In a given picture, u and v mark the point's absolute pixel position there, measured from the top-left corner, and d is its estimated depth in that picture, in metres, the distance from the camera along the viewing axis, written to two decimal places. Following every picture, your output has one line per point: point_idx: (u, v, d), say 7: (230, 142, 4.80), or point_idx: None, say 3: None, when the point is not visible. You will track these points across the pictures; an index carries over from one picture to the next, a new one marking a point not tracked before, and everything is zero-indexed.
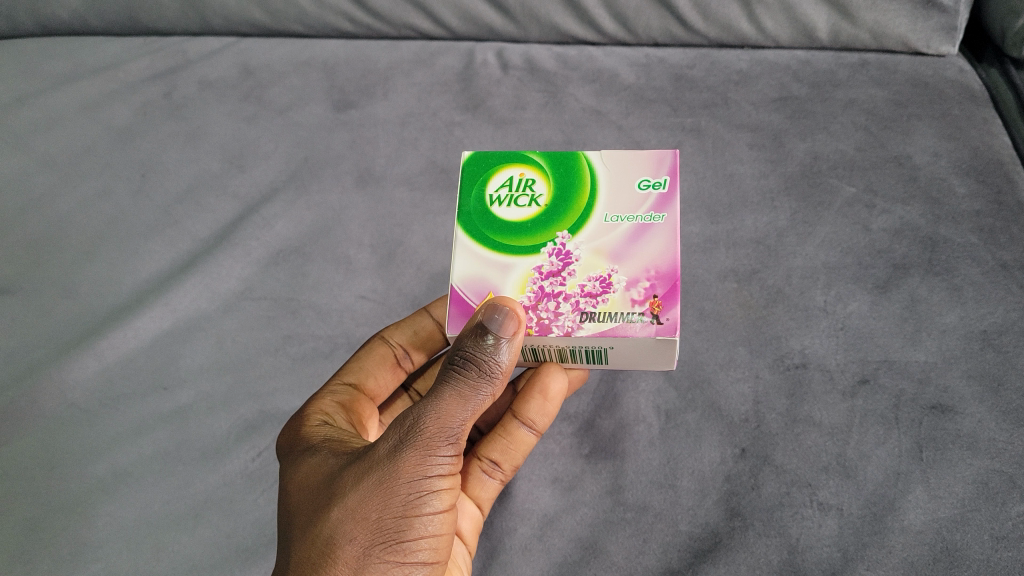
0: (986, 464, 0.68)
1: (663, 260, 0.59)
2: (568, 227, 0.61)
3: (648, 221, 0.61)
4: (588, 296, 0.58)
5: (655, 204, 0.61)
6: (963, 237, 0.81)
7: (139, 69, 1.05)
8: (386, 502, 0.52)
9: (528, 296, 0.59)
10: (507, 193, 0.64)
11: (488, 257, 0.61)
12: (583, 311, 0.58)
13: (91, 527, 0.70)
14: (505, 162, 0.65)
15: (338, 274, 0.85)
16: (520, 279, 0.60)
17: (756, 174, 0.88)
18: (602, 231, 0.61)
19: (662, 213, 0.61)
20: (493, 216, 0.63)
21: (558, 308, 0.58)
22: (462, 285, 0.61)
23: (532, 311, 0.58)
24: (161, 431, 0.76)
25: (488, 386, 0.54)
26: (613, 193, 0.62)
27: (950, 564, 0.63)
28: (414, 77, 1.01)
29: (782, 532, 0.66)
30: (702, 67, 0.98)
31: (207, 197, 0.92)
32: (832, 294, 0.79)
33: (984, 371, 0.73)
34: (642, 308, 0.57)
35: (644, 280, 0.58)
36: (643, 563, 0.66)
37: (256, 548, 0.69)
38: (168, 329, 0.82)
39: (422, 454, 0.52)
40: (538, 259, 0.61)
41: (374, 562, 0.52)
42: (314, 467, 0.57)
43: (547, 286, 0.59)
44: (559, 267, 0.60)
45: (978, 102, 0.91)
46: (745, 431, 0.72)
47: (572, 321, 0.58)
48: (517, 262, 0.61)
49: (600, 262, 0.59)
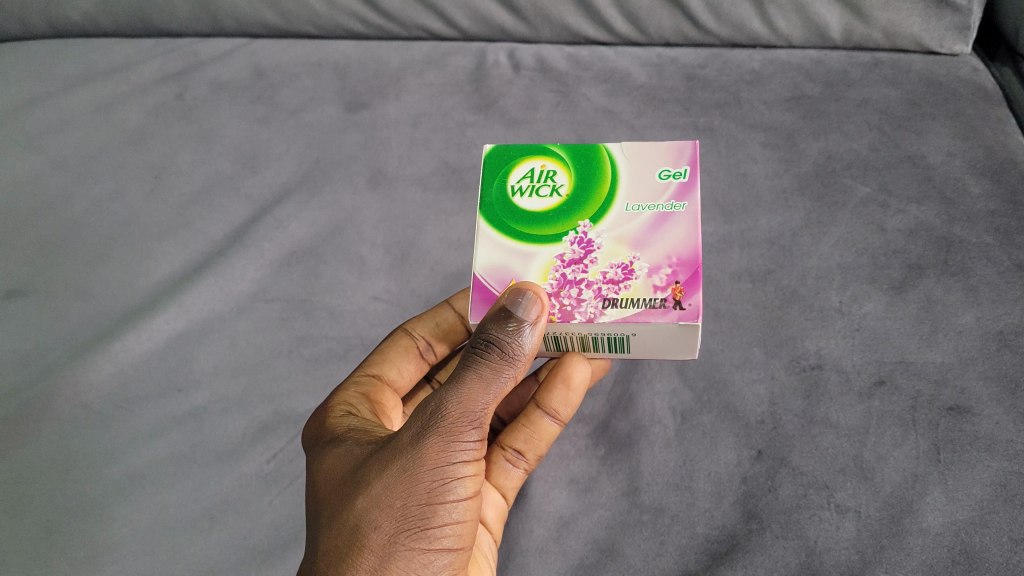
0: (1005, 465, 0.67)
1: (685, 248, 0.58)
2: (589, 216, 0.61)
3: (670, 209, 0.60)
4: (610, 283, 0.58)
5: (676, 193, 0.61)
6: (979, 237, 0.81)
7: (151, 70, 1.05)
8: (409, 491, 0.52)
9: (551, 284, 0.59)
10: (529, 183, 0.64)
11: (510, 245, 0.61)
12: (605, 298, 0.57)
13: (115, 530, 0.70)
14: (527, 154, 0.65)
15: (352, 275, 0.85)
16: (542, 266, 0.60)
17: (769, 174, 0.89)
18: (624, 220, 0.61)
19: (683, 201, 0.60)
20: (515, 207, 0.63)
21: (580, 295, 0.58)
22: (484, 273, 0.61)
23: (554, 298, 0.58)
24: (176, 432, 0.75)
25: (511, 368, 0.55)
26: (633, 182, 0.62)
27: (969, 566, 0.63)
28: (426, 77, 1.01)
29: (800, 534, 0.66)
30: (714, 66, 0.98)
31: (220, 197, 0.92)
32: (847, 294, 0.79)
33: (1001, 371, 0.72)
34: (664, 294, 0.57)
35: (666, 267, 0.58)
36: (660, 565, 0.66)
37: (274, 550, 0.68)
38: (181, 331, 0.82)
39: (446, 439, 0.52)
40: (559, 247, 0.61)
41: (400, 550, 0.52)
42: (340, 457, 0.57)
43: (569, 273, 0.59)
44: (581, 254, 0.60)
45: (992, 102, 0.92)
46: (761, 433, 0.71)
47: (594, 307, 0.57)
48: (539, 250, 0.61)
49: (621, 250, 0.59)
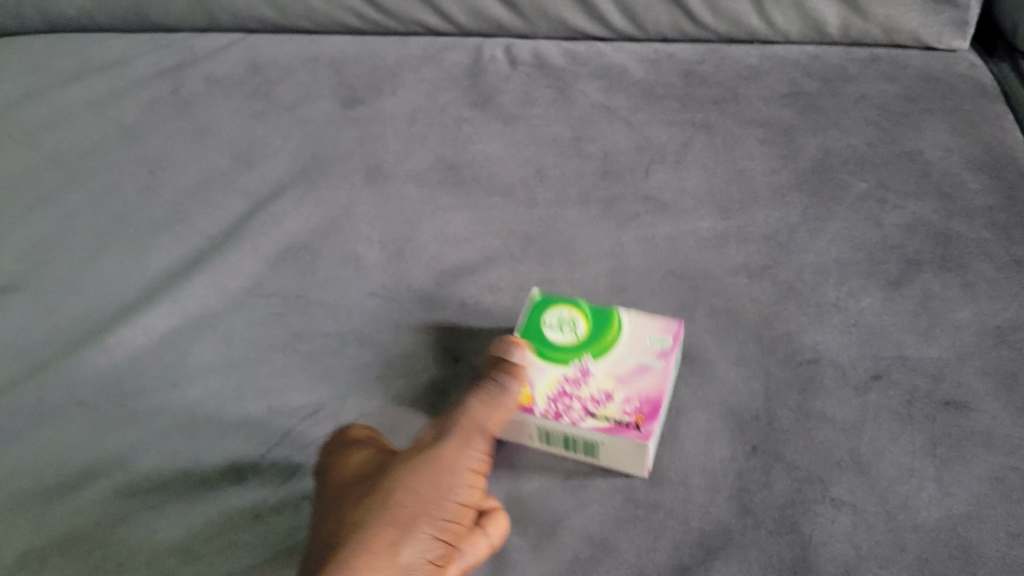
0: (1001, 460, 0.67)
1: (654, 394, 0.67)
2: (592, 353, 0.70)
3: (648, 364, 0.69)
4: (593, 401, 0.67)
5: (658, 354, 0.70)
6: (977, 232, 0.81)
7: (145, 66, 1.07)
8: (421, 486, 0.57)
9: (550, 393, 0.68)
10: (559, 324, 0.72)
11: (532, 360, 0.69)
12: (588, 411, 0.66)
13: (93, 515, 0.69)
14: (563, 301, 0.74)
15: (347, 270, 0.84)
16: (548, 380, 0.68)
17: (766, 169, 0.89)
18: (614, 362, 0.69)
19: (660, 360, 0.69)
20: (543, 334, 0.72)
21: (568, 406, 0.67)
22: (506, 378, 0.70)
23: (550, 403, 0.67)
24: (170, 429, 0.74)
25: (513, 386, 0.65)
26: (631, 338, 0.71)
27: (965, 561, 0.62)
28: (422, 73, 1.01)
29: (795, 528, 0.65)
30: (711, 62, 0.99)
31: (216, 193, 0.92)
32: (844, 290, 0.79)
33: (998, 367, 0.72)
34: (629, 419, 0.65)
35: (633, 402, 0.66)
36: (655, 560, 0.64)
37: (273, 545, 0.66)
38: (175, 326, 0.81)
39: (456, 445, 0.61)
40: (564, 368, 0.69)
41: (408, 535, 0.54)
42: (359, 459, 0.63)
43: (566, 388, 0.68)
44: (578, 376, 0.69)
45: (989, 98, 0.93)
46: (756, 428, 0.71)
47: (578, 415, 0.66)
48: (547, 368, 0.69)
49: (608, 381, 0.68)
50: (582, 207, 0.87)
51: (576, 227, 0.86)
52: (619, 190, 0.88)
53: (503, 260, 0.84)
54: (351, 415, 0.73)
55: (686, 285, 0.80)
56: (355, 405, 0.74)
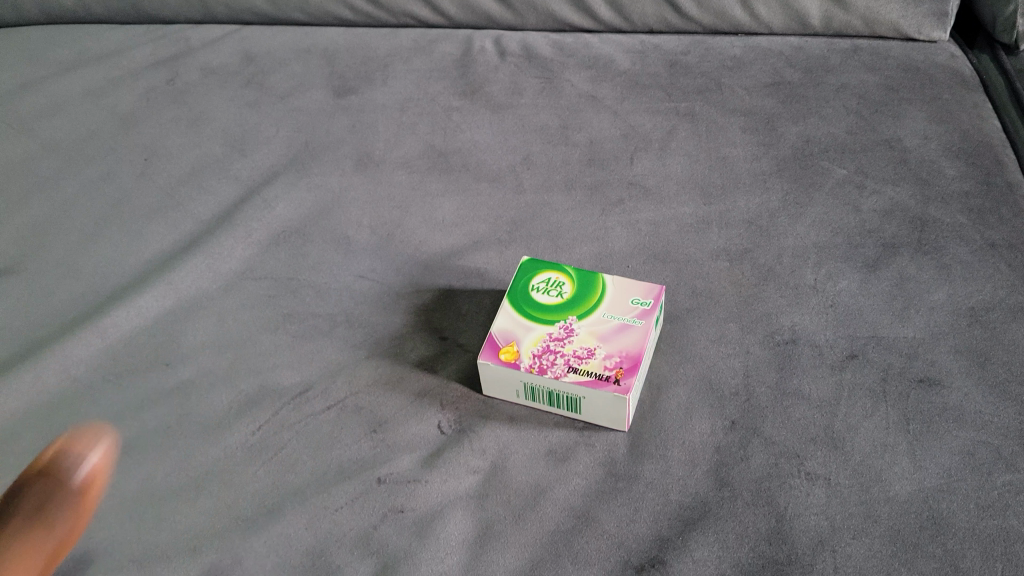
0: (972, 435, 0.68)
1: (634, 349, 0.70)
2: (576, 314, 0.73)
3: (630, 322, 0.72)
4: (576, 357, 0.70)
5: (640, 313, 0.73)
6: (952, 217, 0.83)
7: (141, 56, 1.10)
8: None
9: (536, 349, 0.71)
10: (545, 288, 0.76)
11: (520, 321, 0.73)
12: (571, 366, 0.70)
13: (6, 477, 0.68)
14: (555, 268, 0.78)
15: (338, 254, 0.86)
16: (534, 337, 0.72)
17: (748, 157, 0.91)
18: (598, 322, 0.73)
19: (642, 319, 0.72)
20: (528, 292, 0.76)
21: (552, 360, 0.70)
22: (494, 334, 0.73)
23: (536, 358, 0.70)
24: (163, 405, 0.75)
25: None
26: (613, 300, 0.75)
27: (936, 531, 0.63)
28: (412, 63, 1.05)
29: (771, 501, 0.66)
30: (696, 53, 1.02)
31: (210, 179, 0.94)
32: (822, 273, 0.81)
33: (971, 346, 0.74)
34: (609, 373, 0.69)
35: (615, 357, 0.70)
36: (635, 531, 0.65)
37: (256, 517, 0.67)
38: (170, 308, 0.83)
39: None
40: (549, 327, 0.73)
41: None
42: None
43: (551, 344, 0.71)
44: (563, 334, 0.72)
45: (968, 87, 0.95)
46: (734, 404, 0.72)
47: (561, 369, 0.69)
48: (535, 327, 0.73)
49: (591, 339, 0.71)
50: (568, 193, 0.89)
51: (562, 212, 0.88)
52: (604, 177, 0.91)
53: (490, 244, 0.85)
54: (339, 391, 0.75)
55: (668, 268, 0.82)
56: (345, 382, 0.75)
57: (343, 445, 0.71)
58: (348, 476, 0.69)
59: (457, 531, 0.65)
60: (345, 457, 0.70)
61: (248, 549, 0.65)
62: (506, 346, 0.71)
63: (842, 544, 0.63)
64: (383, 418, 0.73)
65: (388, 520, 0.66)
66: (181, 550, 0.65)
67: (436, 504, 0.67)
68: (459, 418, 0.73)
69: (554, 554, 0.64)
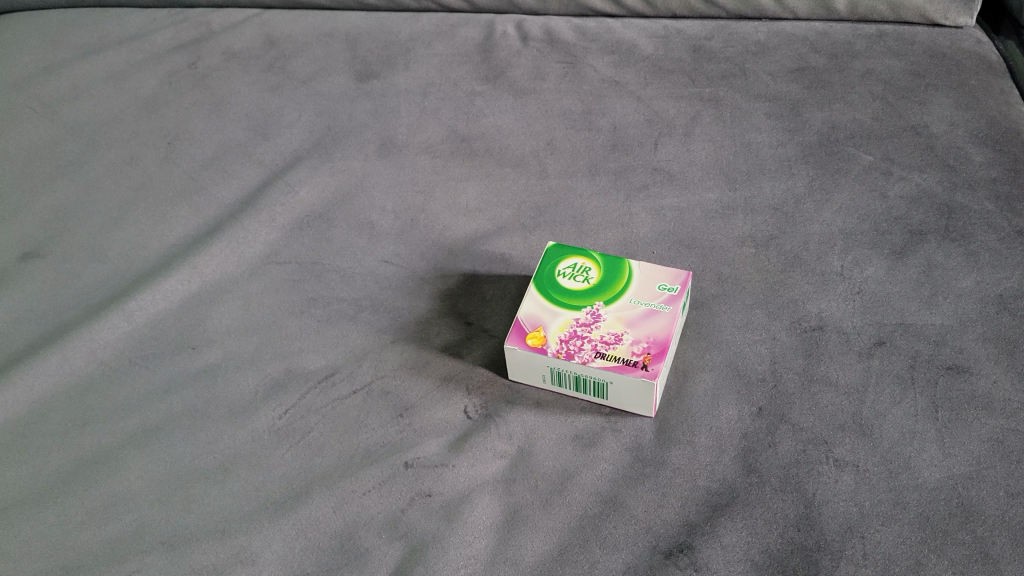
0: (1000, 423, 0.67)
1: (661, 335, 0.70)
2: (603, 299, 0.73)
3: (658, 308, 0.72)
4: (604, 342, 0.70)
5: (668, 299, 0.73)
6: (980, 204, 0.83)
7: (163, 40, 1.11)
8: None
9: (563, 334, 0.71)
10: (571, 274, 0.76)
11: (549, 306, 0.73)
12: (598, 351, 0.69)
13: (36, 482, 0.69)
14: (581, 253, 0.77)
15: (361, 239, 0.86)
16: (561, 323, 0.72)
17: (773, 143, 0.90)
18: (624, 307, 0.73)
19: (669, 304, 0.72)
20: (554, 280, 0.75)
21: (580, 345, 0.70)
22: (522, 319, 0.73)
23: (564, 343, 0.70)
24: (190, 388, 0.75)
25: None
26: (640, 286, 0.74)
27: (965, 518, 0.62)
28: (435, 48, 1.06)
29: (799, 488, 0.65)
30: (720, 38, 1.02)
31: (233, 163, 0.95)
32: (849, 259, 0.80)
33: (1000, 334, 0.73)
34: (637, 358, 0.68)
35: (643, 343, 0.70)
36: (663, 516, 0.64)
37: (286, 501, 0.67)
38: (195, 292, 0.83)
39: None
40: (575, 312, 0.72)
41: None
42: None
43: (578, 329, 0.71)
44: (591, 320, 0.72)
45: (994, 73, 0.95)
46: (762, 390, 0.71)
47: (589, 355, 0.69)
48: (562, 312, 0.73)
49: (618, 325, 0.71)
50: (592, 178, 0.89)
51: (586, 198, 0.87)
52: (628, 163, 0.90)
53: (514, 229, 0.85)
54: (364, 375, 0.75)
55: (694, 254, 0.82)
56: (371, 367, 0.75)
57: (370, 429, 0.71)
58: (375, 460, 0.68)
59: (483, 516, 0.65)
60: (372, 441, 0.70)
61: (276, 531, 0.65)
62: (534, 331, 0.71)
63: (871, 531, 0.62)
64: (409, 402, 0.73)
65: (415, 504, 0.66)
66: (210, 532, 0.65)
67: (463, 488, 0.66)
68: (485, 404, 0.72)
69: (581, 539, 0.63)
